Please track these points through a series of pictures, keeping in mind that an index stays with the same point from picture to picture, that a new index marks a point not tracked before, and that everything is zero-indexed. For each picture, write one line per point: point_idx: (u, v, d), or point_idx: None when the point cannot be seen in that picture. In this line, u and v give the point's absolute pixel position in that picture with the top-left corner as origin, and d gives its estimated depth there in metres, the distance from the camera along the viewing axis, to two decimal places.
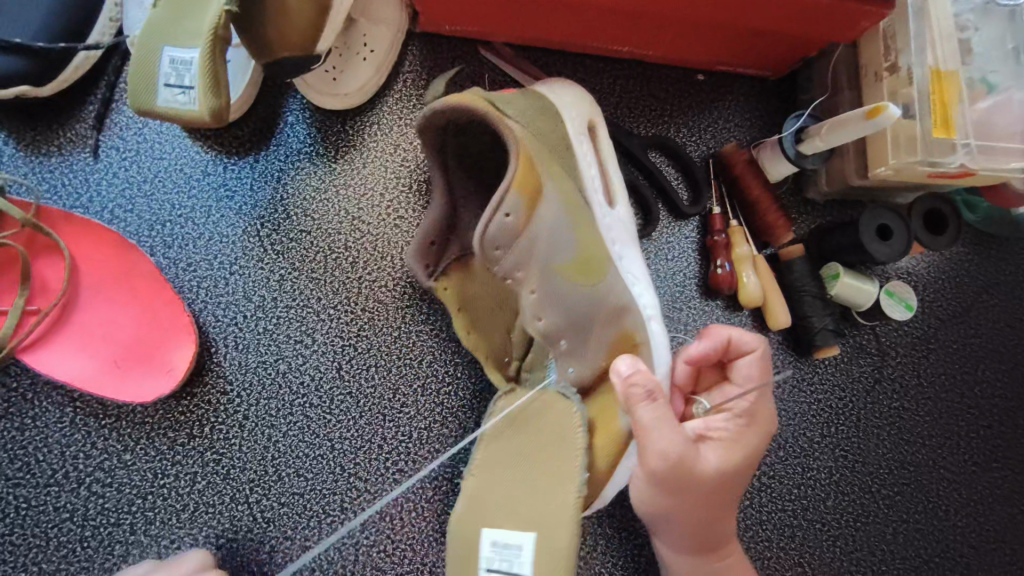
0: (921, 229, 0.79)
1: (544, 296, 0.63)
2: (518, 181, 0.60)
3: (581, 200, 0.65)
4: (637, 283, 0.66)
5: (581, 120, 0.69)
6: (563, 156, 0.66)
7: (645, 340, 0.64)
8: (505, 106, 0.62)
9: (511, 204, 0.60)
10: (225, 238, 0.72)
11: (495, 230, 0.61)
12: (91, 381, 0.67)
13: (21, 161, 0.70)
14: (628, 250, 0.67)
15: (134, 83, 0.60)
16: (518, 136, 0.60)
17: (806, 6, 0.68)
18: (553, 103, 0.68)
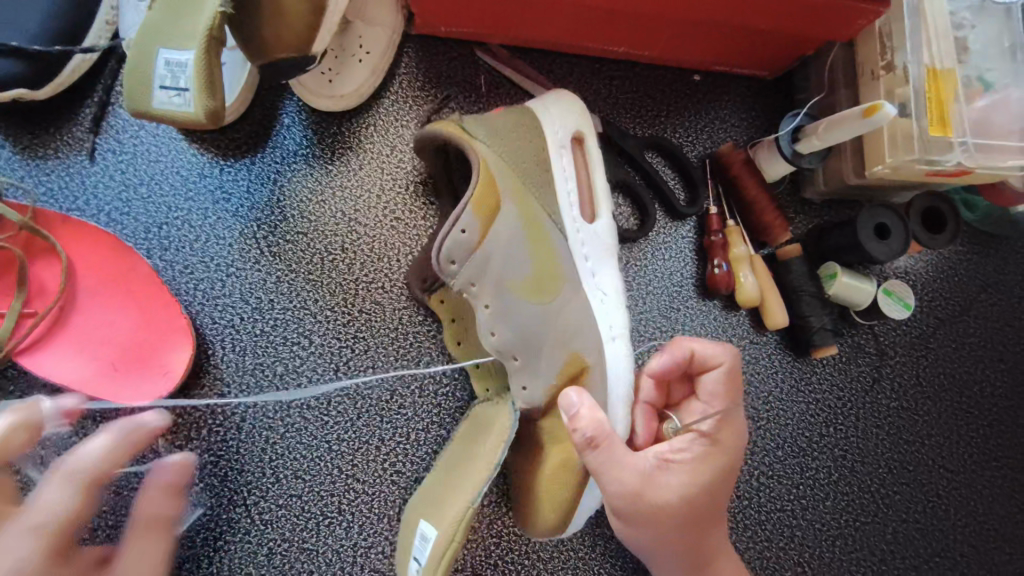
0: (919, 228, 0.79)
1: (500, 312, 0.66)
2: (477, 198, 0.64)
3: (548, 221, 0.69)
4: (608, 300, 0.70)
5: (567, 135, 0.71)
6: (540, 176, 0.69)
7: (595, 362, 0.67)
8: (479, 128, 0.67)
9: (468, 221, 0.64)
10: (222, 240, 0.72)
11: (450, 246, 0.64)
12: (89, 383, 0.67)
13: (17, 164, 0.70)
14: (602, 266, 0.71)
15: (130, 85, 0.60)
16: (483, 157, 0.65)
17: (801, 4, 0.68)
18: (540, 123, 0.70)
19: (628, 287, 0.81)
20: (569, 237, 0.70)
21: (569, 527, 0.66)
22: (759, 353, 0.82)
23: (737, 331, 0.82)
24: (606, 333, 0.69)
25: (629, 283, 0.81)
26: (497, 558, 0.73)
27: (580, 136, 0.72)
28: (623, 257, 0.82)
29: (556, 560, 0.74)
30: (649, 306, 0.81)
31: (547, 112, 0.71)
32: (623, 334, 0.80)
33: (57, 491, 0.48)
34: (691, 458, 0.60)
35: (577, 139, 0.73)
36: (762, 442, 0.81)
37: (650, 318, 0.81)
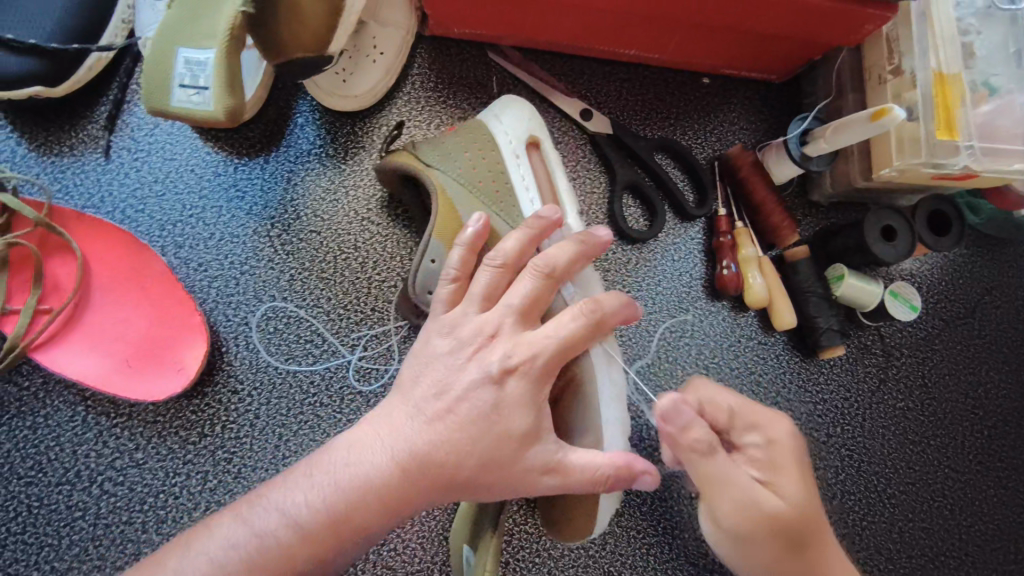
0: (924, 230, 0.79)
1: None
2: (438, 228, 0.65)
3: None
4: None
5: (520, 143, 0.71)
6: (499, 192, 0.68)
7: None
8: (432, 156, 0.68)
9: (435, 251, 0.64)
10: (235, 238, 0.73)
11: (422, 279, 0.64)
12: (104, 379, 0.67)
13: (33, 161, 0.71)
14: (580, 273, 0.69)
15: (149, 84, 0.61)
16: (438, 181, 0.66)
17: (810, 9, 0.69)
18: (493, 134, 0.70)
19: (638, 288, 0.82)
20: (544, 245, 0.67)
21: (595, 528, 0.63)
22: (767, 353, 0.83)
23: (745, 332, 0.83)
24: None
25: (638, 284, 0.82)
26: (508, 555, 0.73)
27: (535, 140, 0.72)
28: (633, 257, 0.82)
29: (568, 557, 0.74)
30: (658, 306, 0.82)
31: (498, 121, 0.71)
32: (635, 335, 0.81)
33: (526, 286, 0.57)
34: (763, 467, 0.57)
35: (535, 146, 0.72)
36: None
37: (659, 318, 0.82)
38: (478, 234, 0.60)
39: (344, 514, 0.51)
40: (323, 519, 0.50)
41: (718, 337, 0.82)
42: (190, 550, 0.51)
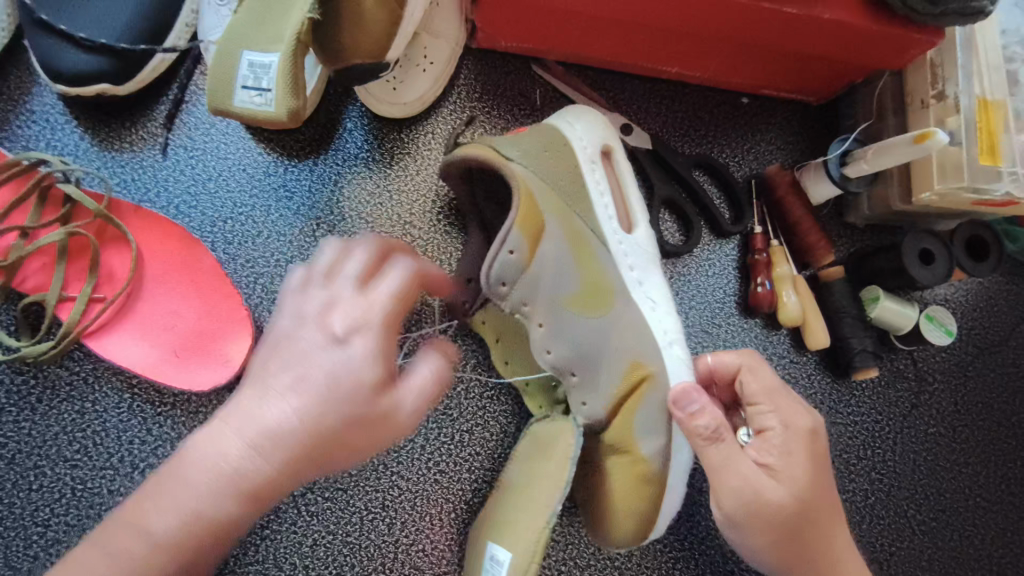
0: (963, 254, 0.79)
1: (553, 329, 0.68)
2: (520, 220, 0.66)
3: (591, 236, 0.70)
4: (658, 305, 0.70)
5: (595, 149, 0.72)
6: (577, 192, 0.70)
7: (657, 367, 0.67)
8: (514, 151, 0.68)
9: (515, 243, 0.66)
10: (282, 236, 0.75)
11: (499, 268, 0.67)
12: (152, 367, 0.69)
13: (94, 155, 0.73)
14: (649, 275, 0.71)
15: (213, 83, 0.63)
16: (521, 179, 0.67)
17: (855, 33, 0.70)
18: (568, 139, 0.71)
19: (672, 301, 0.83)
20: (614, 248, 0.70)
21: (654, 533, 0.66)
22: (799, 372, 0.83)
23: (777, 350, 0.83)
24: (662, 339, 0.68)
25: (672, 298, 0.83)
26: (535, 562, 0.73)
27: (608, 148, 0.74)
28: (668, 272, 0.83)
29: (594, 567, 0.74)
30: (692, 321, 0.82)
31: (572, 126, 0.72)
32: None
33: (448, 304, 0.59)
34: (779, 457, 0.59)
35: (606, 152, 0.74)
36: None
37: (691, 332, 0.82)
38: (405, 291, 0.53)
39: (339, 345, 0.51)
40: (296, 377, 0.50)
41: (750, 355, 0.83)
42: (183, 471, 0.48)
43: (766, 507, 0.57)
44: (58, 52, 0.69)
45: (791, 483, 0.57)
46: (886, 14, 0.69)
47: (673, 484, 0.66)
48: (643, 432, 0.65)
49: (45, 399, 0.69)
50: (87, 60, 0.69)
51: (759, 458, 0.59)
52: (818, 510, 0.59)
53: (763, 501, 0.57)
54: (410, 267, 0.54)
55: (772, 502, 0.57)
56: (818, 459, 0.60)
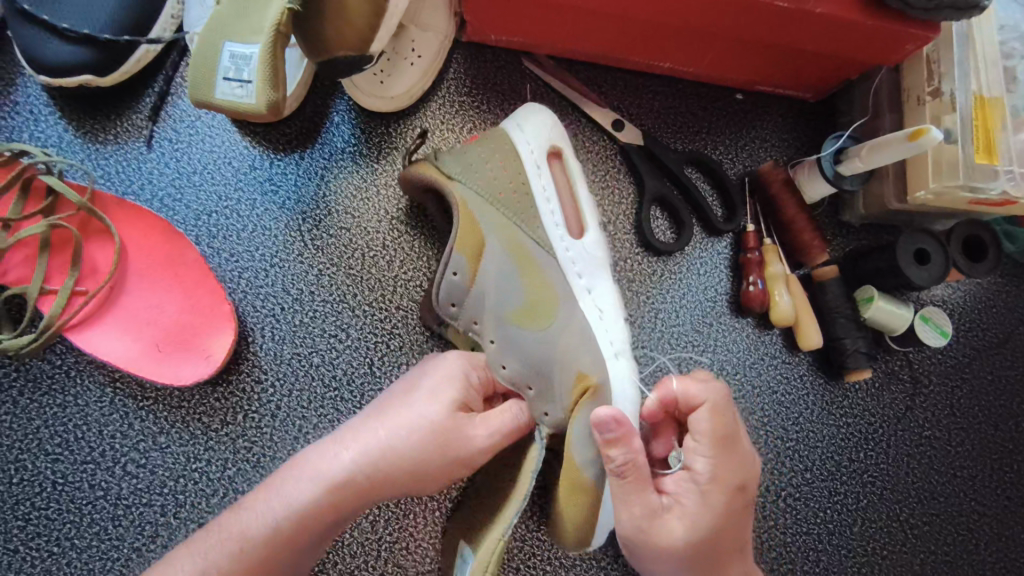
0: (960, 255, 0.78)
1: (503, 344, 0.67)
2: (460, 238, 0.66)
3: (535, 246, 0.68)
4: (604, 315, 0.69)
5: (542, 153, 0.70)
6: (517, 200, 0.69)
7: (601, 377, 0.66)
8: (454, 165, 0.68)
9: (457, 264, 0.66)
10: (267, 231, 0.74)
11: (446, 289, 0.67)
12: (134, 362, 0.68)
13: (79, 147, 0.73)
14: (596, 281, 0.70)
15: (194, 76, 0.62)
16: (461, 197, 0.67)
17: (849, 27, 0.69)
18: (514, 143, 0.70)
19: (661, 299, 0.81)
20: (559, 257, 0.69)
21: (595, 537, 0.66)
22: (790, 373, 0.82)
23: (769, 350, 0.82)
24: (608, 349, 0.68)
25: (662, 296, 0.81)
26: (520, 562, 0.73)
27: (556, 150, 0.72)
28: (658, 269, 0.82)
29: (580, 568, 0.73)
30: (682, 319, 0.81)
31: (520, 131, 0.71)
32: (655, 347, 0.81)
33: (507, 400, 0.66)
34: (692, 499, 0.59)
35: (555, 153, 0.72)
36: (790, 463, 0.80)
37: (682, 331, 0.81)
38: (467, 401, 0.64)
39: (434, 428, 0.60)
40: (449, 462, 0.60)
41: (741, 355, 0.81)
42: (297, 471, 0.60)
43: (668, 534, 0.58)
44: (41, 43, 0.68)
45: (691, 527, 0.58)
46: (882, 8, 0.67)
47: (606, 492, 0.64)
48: (584, 443, 0.63)
49: (25, 393, 0.68)
50: (71, 52, 0.68)
51: (671, 491, 0.60)
52: (713, 552, 0.59)
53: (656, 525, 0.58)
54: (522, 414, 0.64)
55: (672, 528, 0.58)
56: (730, 510, 0.59)
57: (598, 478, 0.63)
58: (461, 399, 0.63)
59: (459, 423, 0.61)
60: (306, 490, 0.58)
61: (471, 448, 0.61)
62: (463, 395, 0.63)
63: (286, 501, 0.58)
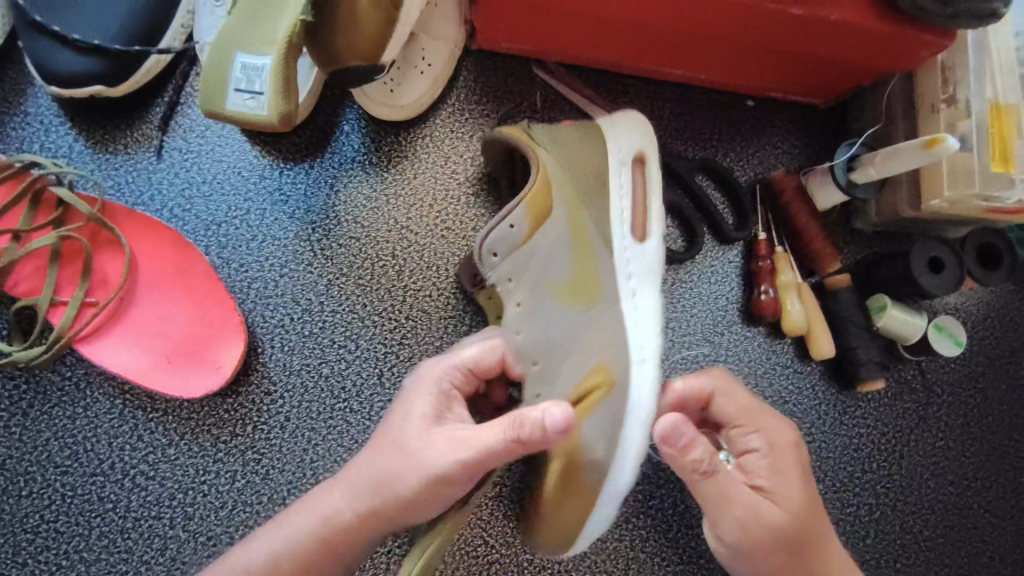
0: (974, 263, 0.77)
1: (528, 312, 0.65)
2: (531, 198, 0.66)
3: (597, 236, 0.64)
4: (651, 320, 0.59)
5: (627, 156, 0.65)
6: (591, 183, 0.66)
7: (621, 376, 0.58)
8: (546, 137, 0.69)
9: (516, 218, 0.66)
10: (277, 240, 0.74)
11: (493, 238, 0.67)
12: (143, 374, 0.68)
13: (88, 157, 0.73)
14: (644, 286, 0.61)
15: (204, 86, 0.62)
16: (542, 161, 0.67)
17: (862, 35, 0.68)
18: (604, 144, 0.66)
19: (672, 308, 0.81)
20: (616, 251, 0.62)
21: (586, 535, 0.59)
22: (802, 382, 0.81)
23: (780, 359, 0.81)
24: (633, 354, 0.57)
25: (673, 305, 0.81)
26: None
27: (642, 157, 0.66)
28: (669, 278, 0.82)
29: None
30: (692, 328, 0.81)
31: (613, 127, 0.67)
32: (666, 356, 0.80)
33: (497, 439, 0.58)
34: (766, 476, 0.61)
35: (641, 160, 0.66)
36: None
37: (693, 340, 0.81)
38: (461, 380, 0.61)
39: (410, 437, 0.56)
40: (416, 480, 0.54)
41: (752, 364, 0.81)
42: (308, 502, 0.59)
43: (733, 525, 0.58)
44: (51, 54, 0.68)
45: (785, 504, 0.59)
46: (896, 15, 0.67)
47: (611, 510, 0.58)
48: (590, 447, 0.57)
49: (35, 405, 0.68)
50: (81, 62, 0.68)
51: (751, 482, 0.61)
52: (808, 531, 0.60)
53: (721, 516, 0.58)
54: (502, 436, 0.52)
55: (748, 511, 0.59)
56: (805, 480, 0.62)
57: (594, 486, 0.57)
58: (436, 411, 0.58)
59: (436, 433, 0.55)
60: (308, 522, 0.58)
61: (434, 468, 0.53)
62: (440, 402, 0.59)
63: (281, 536, 0.57)
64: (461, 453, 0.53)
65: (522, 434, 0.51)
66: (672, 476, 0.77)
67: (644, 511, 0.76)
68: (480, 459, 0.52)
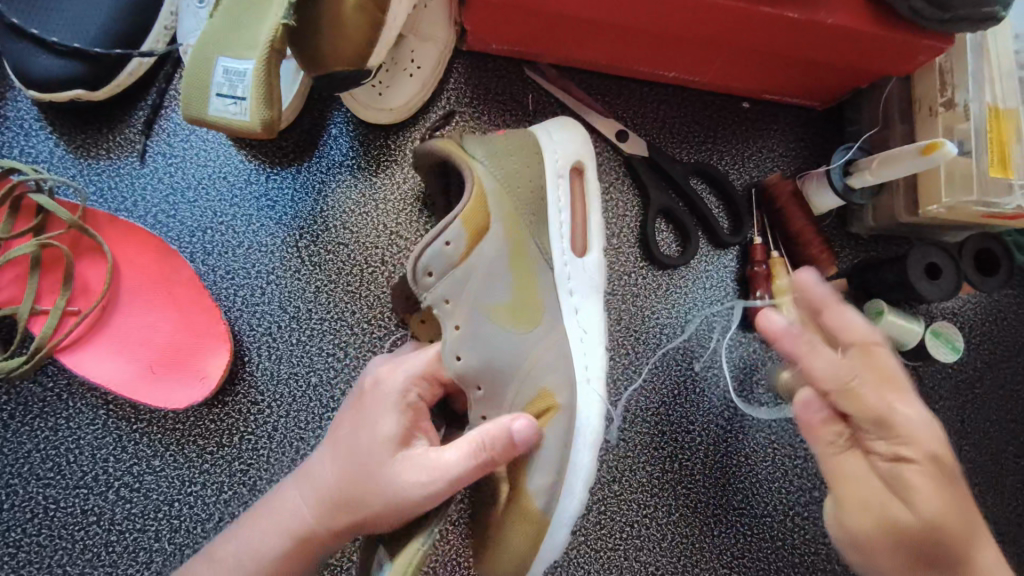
0: (972, 270, 0.75)
1: (469, 333, 0.63)
2: (466, 214, 0.63)
3: (536, 254, 0.67)
4: (588, 337, 0.67)
5: (566, 164, 0.69)
6: (533, 204, 0.67)
7: (566, 402, 0.63)
8: (476, 147, 0.66)
9: (455, 234, 0.62)
10: (263, 247, 0.72)
11: (431, 257, 0.62)
12: (127, 384, 0.67)
13: (70, 163, 0.71)
14: (586, 304, 0.68)
15: (186, 91, 0.61)
16: (477, 174, 0.64)
17: (860, 38, 0.67)
18: (541, 149, 0.69)
19: (667, 314, 0.80)
20: (555, 269, 0.68)
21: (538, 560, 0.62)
22: None
23: (776, 365, 0.80)
24: (581, 374, 0.65)
25: (667, 311, 0.80)
26: None
27: (580, 165, 0.71)
28: (663, 284, 0.80)
29: None
30: (688, 335, 0.80)
31: (550, 137, 0.70)
32: (661, 364, 0.79)
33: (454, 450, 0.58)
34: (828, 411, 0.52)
35: (577, 169, 0.71)
36: (798, 481, 0.79)
37: (688, 346, 0.79)
38: (425, 390, 0.61)
39: (376, 472, 0.55)
40: (391, 513, 0.53)
41: (748, 371, 0.80)
42: (266, 517, 0.58)
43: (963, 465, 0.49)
44: (30, 57, 0.66)
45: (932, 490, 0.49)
46: (893, 18, 0.66)
47: (556, 524, 0.62)
48: (539, 466, 0.61)
49: (17, 416, 0.67)
50: (61, 66, 0.66)
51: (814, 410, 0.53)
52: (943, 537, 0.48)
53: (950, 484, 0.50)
54: (474, 454, 0.53)
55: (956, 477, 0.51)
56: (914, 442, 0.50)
57: (547, 506, 0.60)
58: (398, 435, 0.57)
59: (406, 460, 0.55)
60: (271, 545, 0.57)
61: (406, 503, 0.53)
62: (405, 422, 0.58)
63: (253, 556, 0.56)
64: (434, 486, 0.53)
65: (490, 452, 0.54)
66: (667, 484, 0.76)
67: (639, 519, 0.76)
68: (447, 487, 0.53)
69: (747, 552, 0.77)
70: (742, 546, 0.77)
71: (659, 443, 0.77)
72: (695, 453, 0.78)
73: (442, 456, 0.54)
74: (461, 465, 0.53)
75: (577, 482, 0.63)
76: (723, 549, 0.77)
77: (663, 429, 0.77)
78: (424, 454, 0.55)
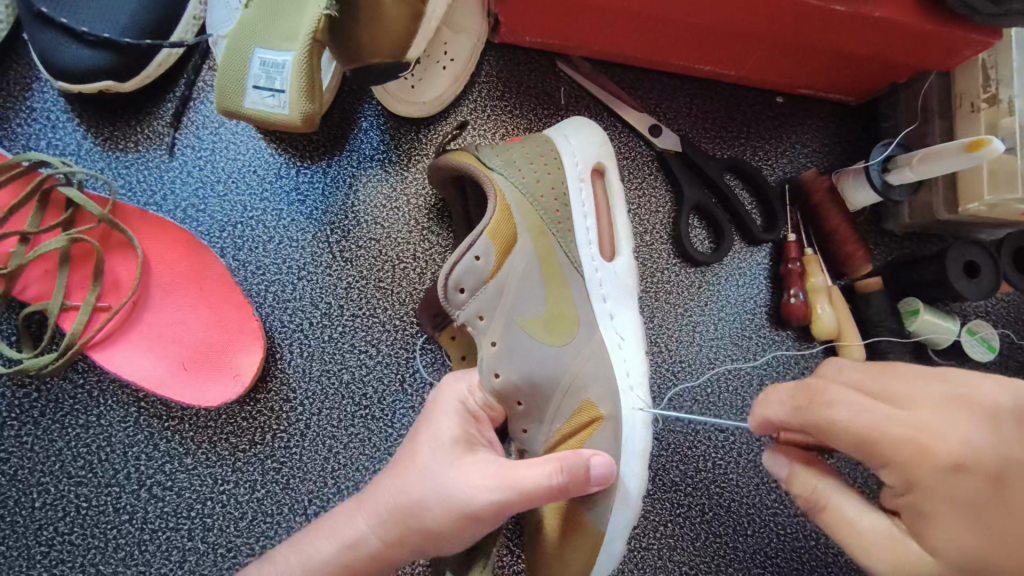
0: (1011, 268, 0.75)
1: (506, 350, 0.63)
2: (492, 228, 0.62)
3: (565, 260, 0.66)
4: (626, 345, 0.66)
5: (586, 167, 0.68)
6: (559, 212, 0.66)
7: (610, 412, 0.63)
8: (494, 159, 0.65)
9: (482, 249, 0.61)
10: (294, 242, 0.71)
11: (461, 273, 0.61)
12: (160, 381, 0.66)
13: (97, 155, 0.70)
14: (621, 308, 0.67)
15: (222, 82, 0.59)
16: (500, 187, 0.63)
17: (906, 32, 0.65)
18: (560, 153, 0.68)
19: (700, 312, 0.79)
20: (586, 277, 0.66)
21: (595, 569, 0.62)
22: None
23: (809, 364, 0.79)
24: (623, 381, 0.64)
25: (700, 308, 0.79)
26: None
27: (600, 168, 0.69)
28: (696, 281, 0.79)
29: None
30: (720, 333, 0.79)
31: (566, 142, 0.68)
32: (695, 361, 0.78)
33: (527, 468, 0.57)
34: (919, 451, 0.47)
35: (596, 170, 0.70)
36: None
37: (720, 345, 0.78)
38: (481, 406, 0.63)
39: (438, 480, 0.54)
40: (453, 519, 0.53)
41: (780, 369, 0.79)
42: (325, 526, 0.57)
43: (938, 554, 0.44)
44: (57, 46, 0.65)
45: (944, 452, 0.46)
46: (940, 12, 0.64)
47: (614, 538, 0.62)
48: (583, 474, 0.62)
49: (47, 414, 0.66)
50: (89, 55, 0.65)
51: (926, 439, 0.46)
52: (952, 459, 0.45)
53: (916, 542, 0.46)
54: (561, 472, 0.52)
55: (947, 460, 0.44)
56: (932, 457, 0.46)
57: (600, 517, 0.61)
58: (462, 437, 0.57)
59: (469, 464, 0.55)
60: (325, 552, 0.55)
61: (469, 508, 0.52)
62: (466, 425, 0.59)
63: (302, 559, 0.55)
64: (504, 496, 0.52)
65: (568, 480, 0.52)
66: (700, 483, 0.76)
67: (672, 519, 0.75)
68: (517, 500, 0.52)
69: (779, 551, 0.76)
70: (776, 545, 0.76)
71: (691, 442, 0.76)
72: (728, 453, 0.77)
73: (520, 470, 0.53)
74: (535, 484, 0.52)
75: (630, 493, 0.62)
76: (756, 549, 0.76)
77: (696, 428, 0.76)
78: (490, 466, 0.54)
